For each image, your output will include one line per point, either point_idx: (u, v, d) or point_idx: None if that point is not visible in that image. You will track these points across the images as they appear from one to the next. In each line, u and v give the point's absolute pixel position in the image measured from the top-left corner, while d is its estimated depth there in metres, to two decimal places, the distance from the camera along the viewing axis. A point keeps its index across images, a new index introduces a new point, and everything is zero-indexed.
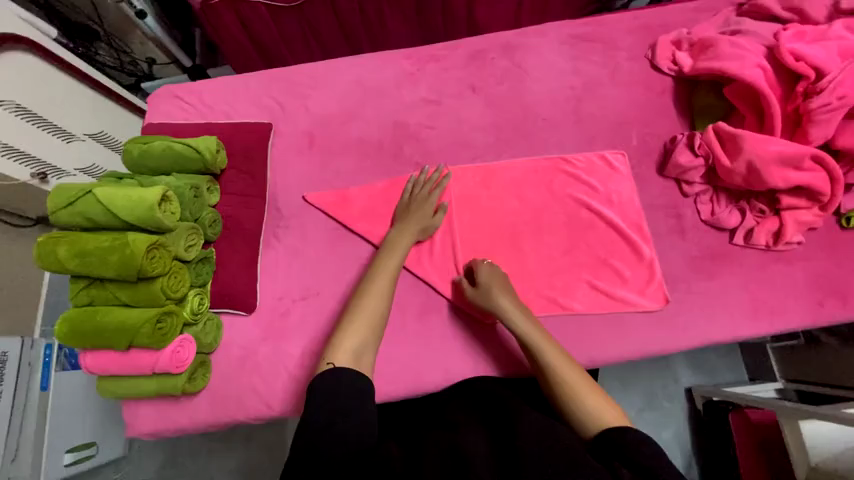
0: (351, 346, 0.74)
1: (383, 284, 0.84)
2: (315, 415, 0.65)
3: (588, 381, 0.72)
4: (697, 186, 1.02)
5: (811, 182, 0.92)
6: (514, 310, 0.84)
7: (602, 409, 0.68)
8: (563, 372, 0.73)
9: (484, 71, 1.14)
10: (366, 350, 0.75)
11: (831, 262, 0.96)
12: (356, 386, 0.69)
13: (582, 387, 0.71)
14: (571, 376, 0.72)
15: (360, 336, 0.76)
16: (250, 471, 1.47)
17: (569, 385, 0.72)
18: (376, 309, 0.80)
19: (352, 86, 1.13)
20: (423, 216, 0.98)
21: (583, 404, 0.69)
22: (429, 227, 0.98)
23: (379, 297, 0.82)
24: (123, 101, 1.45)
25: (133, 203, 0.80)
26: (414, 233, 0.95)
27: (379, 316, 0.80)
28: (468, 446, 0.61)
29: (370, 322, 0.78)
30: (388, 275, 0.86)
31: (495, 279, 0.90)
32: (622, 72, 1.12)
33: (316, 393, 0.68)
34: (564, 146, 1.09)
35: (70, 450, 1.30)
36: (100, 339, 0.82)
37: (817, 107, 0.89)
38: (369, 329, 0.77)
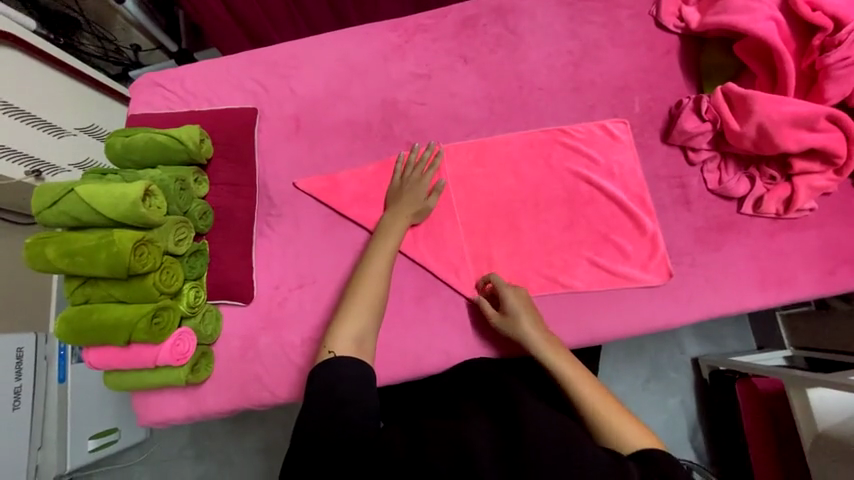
0: (351, 334, 0.73)
1: (379, 269, 0.82)
2: (317, 401, 0.65)
3: (617, 405, 0.68)
4: (703, 153, 0.97)
5: (825, 145, 0.86)
6: (538, 334, 0.80)
7: (630, 429, 0.65)
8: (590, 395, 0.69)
9: (476, 39, 1.07)
10: (367, 336, 0.74)
11: (845, 227, 0.92)
12: (358, 373, 0.68)
13: (611, 411, 0.67)
14: (599, 399, 0.69)
15: (361, 323, 0.75)
16: (265, 449, 1.52)
17: (595, 405, 0.68)
18: (374, 294, 0.79)
19: (337, 63, 1.08)
20: (417, 199, 0.95)
21: (613, 427, 0.65)
22: (424, 209, 0.95)
23: (375, 282, 0.80)
24: (109, 91, 1.40)
25: (116, 200, 0.78)
26: (408, 217, 0.93)
27: (378, 301, 0.78)
28: (472, 436, 0.59)
29: (368, 310, 0.76)
30: (384, 260, 0.84)
31: (518, 300, 0.86)
32: (623, 33, 1.04)
33: (316, 380, 0.67)
34: (562, 117, 1.03)
35: (93, 436, 1.35)
36: (99, 336, 0.83)
37: (835, 61, 0.82)
38: (368, 316, 0.76)
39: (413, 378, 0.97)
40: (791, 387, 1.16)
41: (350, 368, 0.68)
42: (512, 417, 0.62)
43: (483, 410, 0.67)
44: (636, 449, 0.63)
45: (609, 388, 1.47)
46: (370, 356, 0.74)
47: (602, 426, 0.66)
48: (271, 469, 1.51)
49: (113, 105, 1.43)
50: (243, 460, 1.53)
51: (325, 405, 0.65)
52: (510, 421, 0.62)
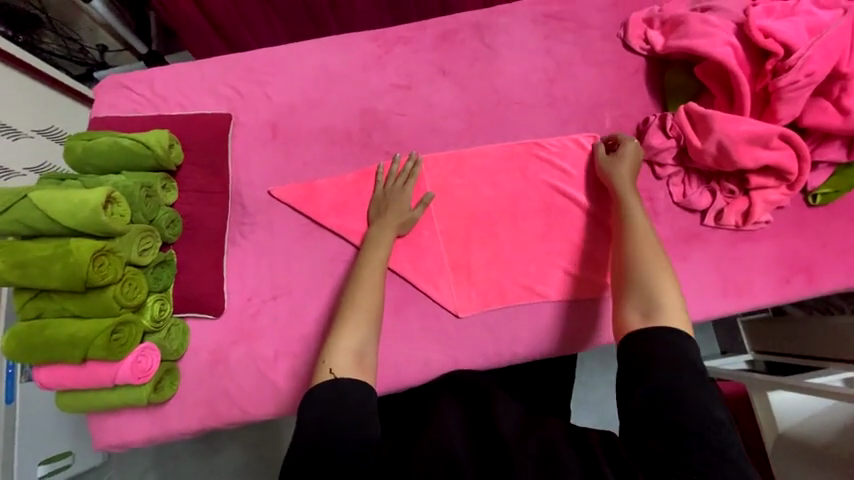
0: (349, 348, 0.71)
1: (371, 278, 0.81)
2: (307, 437, 0.62)
3: (672, 283, 0.71)
4: (669, 168, 1.01)
5: (779, 161, 0.92)
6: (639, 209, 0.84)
7: (675, 310, 0.67)
8: (646, 261, 0.73)
9: (454, 52, 1.09)
10: (368, 349, 0.72)
11: (797, 239, 0.98)
12: (355, 400, 0.65)
13: (667, 286, 0.70)
14: (652, 267, 0.73)
15: (356, 337, 0.72)
16: (235, 468, 1.45)
17: (655, 274, 0.71)
18: (370, 304, 0.77)
19: (316, 72, 1.07)
20: (403, 209, 0.95)
21: (656, 296, 0.69)
22: (409, 220, 0.95)
23: (367, 293, 0.79)
24: (66, 89, 1.33)
25: (75, 207, 0.73)
26: (395, 228, 0.92)
27: (374, 310, 0.77)
28: (452, 443, 0.63)
29: (362, 322, 0.74)
30: (376, 271, 0.83)
31: (629, 168, 0.92)
32: (594, 51, 1.09)
33: (305, 413, 0.64)
34: (538, 130, 1.06)
35: (45, 461, 1.23)
36: (52, 354, 0.76)
37: (786, 84, 0.88)
38: (366, 328, 0.73)
39: (394, 392, 0.95)
40: (755, 393, 1.25)
41: (349, 387, 0.66)
42: (491, 434, 0.64)
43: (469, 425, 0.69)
44: (638, 329, 0.67)
45: (585, 396, 1.47)
46: (373, 369, 0.71)
47: (642, 286, 0.71)
48: None
49: (74, 106, 1.37)
50: None
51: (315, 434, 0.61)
52: (490, 436, 0.64)
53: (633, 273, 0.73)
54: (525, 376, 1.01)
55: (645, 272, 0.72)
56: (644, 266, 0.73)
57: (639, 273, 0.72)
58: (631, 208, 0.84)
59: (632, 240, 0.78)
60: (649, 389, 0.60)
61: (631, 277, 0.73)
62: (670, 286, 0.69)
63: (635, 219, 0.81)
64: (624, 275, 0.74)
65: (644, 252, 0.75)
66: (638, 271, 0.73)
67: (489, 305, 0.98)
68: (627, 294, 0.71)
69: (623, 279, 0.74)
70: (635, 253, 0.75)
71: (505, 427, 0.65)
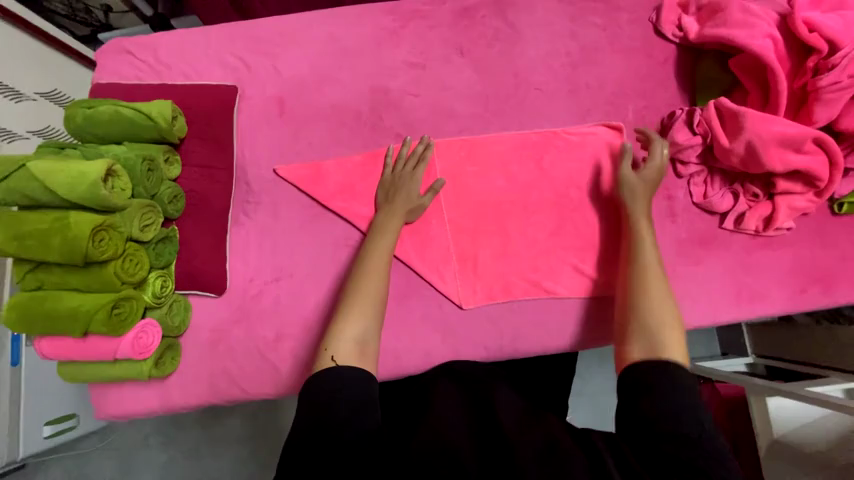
0: (351, 338, 0.70)
1: (376, 265, 0.80)
2: (311, 416, 0.62)
3: (673, 316, 0.69)
4: (692, 166, 0.97)
5: (810, 166, 0.88)
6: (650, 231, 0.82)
7: (674, 344, 0.66)
8: (650, 294, 0.73)
9: (474, 31, 1.03)
10: (369, 339, 0.71)
11: (818, 248, 0.95)
12: (360, 385, 0.65)
13: (667, 319, 0.69)
14: (655, 300, 0.72)
15: (359, 327, 0.71)
16: (235, 439, 1.48)
17: (655, 307, 0.70)
18: (375, 294, 0.76)
19: (327, 45, 1.02)
20: (412, 196, 0.91)
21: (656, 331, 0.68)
22: (417, 207, 0.92)
23: (372, 280, 0.78)
24: (69, 50, 1.28)
25: (74, 180, 0.71)
26: (403, 215, 0.90)
27: (378, 300, 0.76)
28: (459, 445, 0.59)
29: (367, 312, 0.73)
30: (382, 257, 0.81)
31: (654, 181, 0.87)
32: (622, 37, 1.03)
33: (309, 392, 0.64)
34: (556, 120, 1.01)
35: (49, 422, 1.27)
36: (52, 327, 0.76)
37: (826, 85, 0.83)
38: (369, 317, 0.73)
39: (393, 378, 0.95)
40: (753, 396, 1.22)
41: (350, 375, 0.65)
42: (492, 424, 0.63)
43: (472, 419, 0.66)
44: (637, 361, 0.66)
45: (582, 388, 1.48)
46: (373, 359, 0.71)
47: (643, 323, 0.70)
48: (240, 459, 1.47)
49: (77, 69, 1.32)
50: (211, 450, 1.48)
51: (316, 415, 0.62)
52: (492, 431, 0.62)
53: (637, 306, 0.72)
54: (527, 370, 1.00)
55: (648, 306, 0.71)
56: (647, 301, 0.72)
57: (641, 306, 0.71)
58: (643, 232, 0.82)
59: (639, 270, 0.77)
60: (659, 402, 0.59)
61: (635, 311, 0.72)
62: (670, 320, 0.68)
63: (643, 245, 0.80)
64: (628, 307, 0.73)
65: (649, 283, 0.74)
66: (642, 305, 0.72)
67: (495, 298, 0.96)
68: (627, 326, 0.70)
69: (628, 313, 0.72)
70: (640, 284, 0.75)
71: (507, 421, 0.63)
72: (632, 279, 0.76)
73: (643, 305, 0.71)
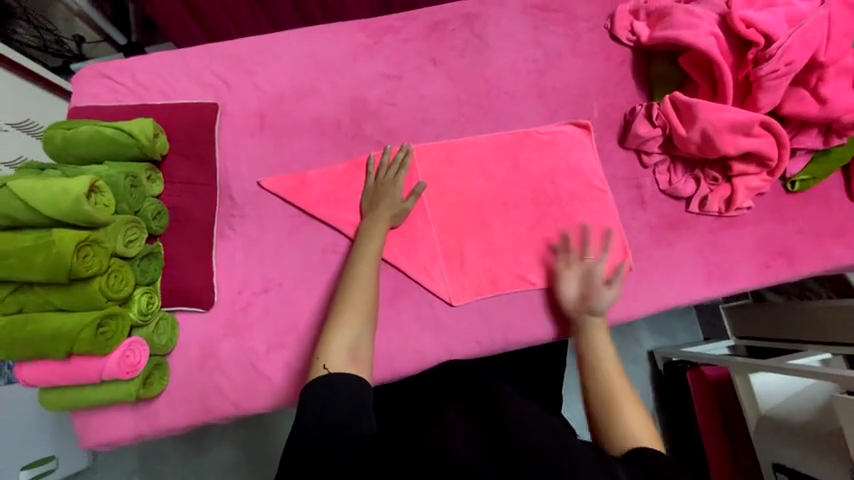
0: (344, 345, 0.70)
1: (364, 268, 0.82)
2: (306, 433, 0.61)
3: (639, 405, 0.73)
4: (655, 156, 1.04)
5: (759, 148, 0.95)
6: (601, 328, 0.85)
7: (638, 430, 0.70)
8: (616, 389, 0.74)
9: (444, 42, 1.09)
10: (361, 345, 0.72)
11: (777, 224, 1.02)
12: (356, 392, 0.64)
13: (625, 408, 0.72)
14: (619, 395, 0.73)
15: (352, 332, 0.72)
16: (226, 467, 1.43)
17: (613, 395, 0.74)
18: (365, 295, 0.78)
19: (305, 61, 1.06)
20: (394, 200, 0.94)
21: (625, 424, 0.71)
22: (401, 211, 0.95)
23: (359, 283, 0.80)
24: (40, 80, 1.28)
25: (57, 196, 0.71)
26: (387, 221, 0.92)
27: (369, 305, 0.77)
28: (453, 442, 0.62)
29: (360, 314, 0.75)
30: (370, 261, 0.84)
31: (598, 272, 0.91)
32: (581, 42, 1.10)
33: (303, 405, 0.63)
34: (528, 120, 1.07)
35: (25, 467, 1.21)
36: (35, 349, 0.74)
37: (767, 73, 0.91)
38: (362, 319, 0.74)
39: (388, 381, 0.95)
40: (737, 375, 1.27)
41: (339, 381, 0.64)
42: (499, 429, 0.64)
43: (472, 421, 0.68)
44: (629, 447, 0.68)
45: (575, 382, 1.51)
46: (367, 361, 0.72)
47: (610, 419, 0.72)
48: None
49: (50, 99, 1.32)
50: None
51: (314, 432, 0.61)
52: (496, 430, 0.64)
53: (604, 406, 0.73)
54: (520, 361, 1.02)
55: (618, 401, 0.73)
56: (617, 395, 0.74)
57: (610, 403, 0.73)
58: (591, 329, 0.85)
59: (594, 368, 0.78)
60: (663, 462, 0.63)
61: (605, 406, 0.73)
62: (633, 411, 0.71)
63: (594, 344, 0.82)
64: (594, 404, 0.74)
65: (611, 379, 0.76)
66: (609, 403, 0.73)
67: (483, 293, 0.99)
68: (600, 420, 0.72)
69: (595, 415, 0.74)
70: (604, 381, 0.76)
71: (515, 427, 0.63)
72: (592, 376, 0.77)
73: (611, 400, 0.73)
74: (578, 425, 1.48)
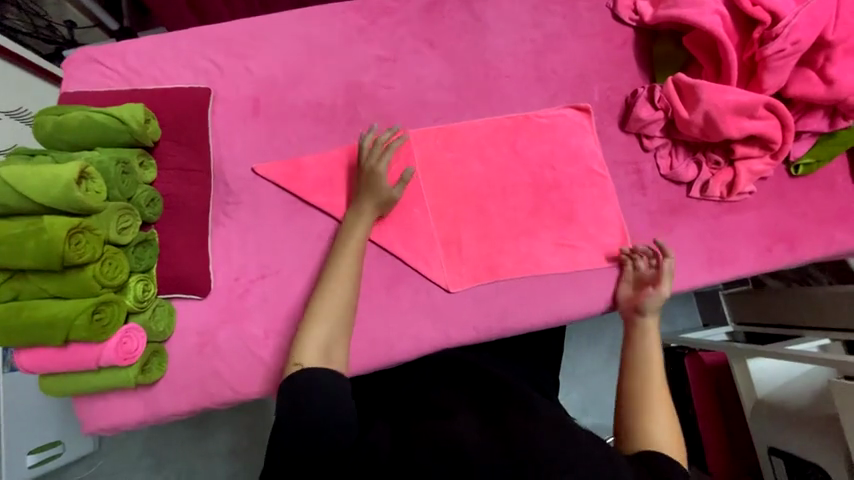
0: (317, 343, 0.70)
1: (345, 262, 0.80)
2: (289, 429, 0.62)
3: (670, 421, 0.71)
4: (656, 140, 1.02)
5: (763, 131, 0.93)
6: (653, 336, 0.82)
7: (664, 438, 0.69)
8: (651, 393, 0.74)
9: (441, 23, 1.06)
10: (335, 343, 0.71)
11: (780, 209, 1.00)
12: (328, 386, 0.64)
13: (659, 412, 0.72)
14: (654, 398, 0.73)
15: (326, 330, 0.72)
16: (230, 451, 1.45)
17: (652, 399, 0.73)
18: (341, 293, 0.76)
19: (298, 44, 1.03)
20: (380, 190, 0.89)
21: (650, 428, 0.70)
22: (388, 200, 0.90)
23: (336, 278, 0.78)
24: (31, 66, 1.25)
25: (47, 183, 0.70)
26: (372, 211, 0.89)
27: (345, 304, 0.75)
28: (463, 434, 0.63)
29: (336, 310, 0.74)
30: (353, 254, 0.82)
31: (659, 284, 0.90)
32: (583, 22, 1.07)
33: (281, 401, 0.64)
34: (528, 104, 1.05)
35: (32, 451, 1.25)
36: (31, 336, 0.74)
37: (773, 53, 0.89)
38: (337, 317, 0.73)
39: (385, 367, 0.96)
40: (736, 360, 1.26)
41: (319, 376, 0.65)
42: (501, 424, 0.66)
43: (473, 411, 0.70)
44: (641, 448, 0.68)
45: (573, 368, 1.53)
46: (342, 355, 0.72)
47: (639, 416, 0.72)
48: (236, 471, 1.44)
49: (42, 85, 1.29)
50: (207, 464, 1.45)
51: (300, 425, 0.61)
52: (495, 417, 0.67)
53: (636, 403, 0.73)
54: (517, 347, 1.02)
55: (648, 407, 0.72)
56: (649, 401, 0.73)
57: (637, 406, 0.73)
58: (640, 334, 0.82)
59: (636, 364, 0.79)
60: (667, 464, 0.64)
61: (638, 401, 0.73)
62: (664, 417, 0.71)
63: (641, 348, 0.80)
64: (627, 398, 0.74)
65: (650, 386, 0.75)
66: (634, 406, 0.73)
67: (480, 280, 0.98)
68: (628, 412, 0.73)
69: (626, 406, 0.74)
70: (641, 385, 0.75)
71: (520, 425, 0.64)
72: (628, 377, 0.77)
73: (645, 399, 0.73)
74: (575, 410, 1.50)
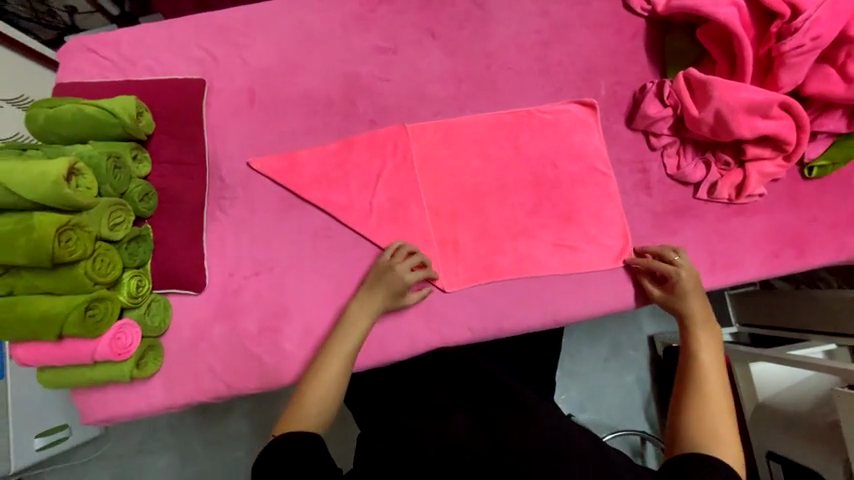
0: (307, 411, 0.73)
1: (343, 348, 0.82)
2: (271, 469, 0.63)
3: (730, 428, 0.68)
4: (664, 138, 0.98)
5: (777, 132, 0.89)
6: (709, 340, 0.78)
7: (725, 445, 0.65)
8: (711, 399, 0.71)
9: (443, 12, 1.02)
10: (323, 410, 0.74)
11: (790, 213, 0.96)
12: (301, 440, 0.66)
13: (720, 420, 0.68)
14: (715, 405, 0.70)
15: (317, 401, 0.75)
16: (231, 439, 1.48)
17: (714, 407, 0.70)
18: (336, 370, 0.79)
19: (295, 33, 1.00)
20: (395, 296, 0.89)
21: (710, 434, 0.67)
22: (398, 305, 0.90)
23: (336, 361, 0.81)
24: (30, 53, 1.22)
25: (35, 179, 0.71)
26: (379, 309, 0.88)
27: (340, 381, 0.79)
28: (454, 428, 0.66)
29: (333, 386, 0.77)
30: (351, 342, 0.83)
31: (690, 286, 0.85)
32: (591, 12, 1.02)
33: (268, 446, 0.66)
34: (530, 99, 1.01)
35: (41, 434, 1.27)
36: (26, 331, 0.75)
37: (790, 49, 0.84)
38: (329, 390, 0.76)
39: (379, 366, 0.95)
40: (738, 364, 1.25)
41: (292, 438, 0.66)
42: (497, 431, 0.65)
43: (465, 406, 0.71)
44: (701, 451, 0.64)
45: (572, 366, 1.52)
46: (320, 426, 0.73)
47: (699, 423, 0.68)
48: (237, 458, 1.47)
49: (41, 72, 1.27)
50: (210, 451, 1.48)
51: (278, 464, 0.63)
52: (489, 417, 0.68)
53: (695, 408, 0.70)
54: (513, 348, 1.01)
55: (706, 412, 0.69)
56: (705, 407, 0.70)
57: (691, 411, 0.69)
58: (695, 338, 0.79)
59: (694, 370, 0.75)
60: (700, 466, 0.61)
61: (697, 408, 0.70)
62: (727, 423, 0.67)
63: (696, 353, 0.77)
64: (687, 405, 0.71)
65: (707, 393, 0.71)
66: (689, 413, 0.70)
67: (478, 280, 0.96)
68: (686, 418, 0.69)
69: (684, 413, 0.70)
70: (698, 392, 0.72)
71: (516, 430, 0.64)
72: (683, 382, 0.74)
73: (705, 405, 0.70)
74: (573, 407, 1.50)
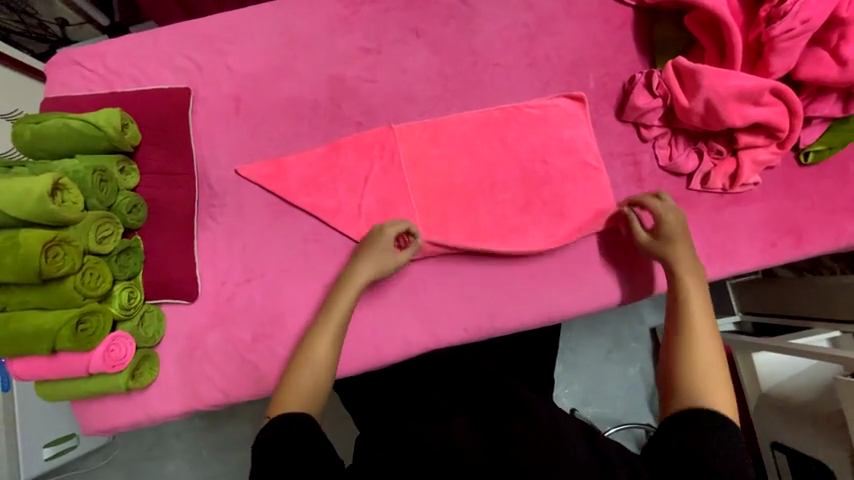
0: (300, 390, 0.71)
1: (333, 320, 0.80)
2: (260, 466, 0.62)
3: (722, 376, 0.66)
4: (655, 130, 0.96)
5: (768, 119, 0.88)
6: (698, 290, 0.76)
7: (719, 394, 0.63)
8: (702, 348, 0.68)
9: (427, 10, 1.01)
10: (319, 389, 0.73)
11: (786, 200, 0.95)
12: (286, 427, 0.64)
13: (712, 368, 0.66)
14: (706, 354, 0.68)
15: (310, 378, 0.73)
16: (237, 442, 1.49)
17: (705, 355, 0.67)
18: (327, 343, 0.77)
19: (278, 37, 0.99)
20: (384, 263, 0.87)
21: (705, 387, 0.64)
22: (388, 268, 0.87)
23: (326, 338, 0.77)
24: (20, 67, 1.23)
25: (20, 196, 0.72)
26: (369, 278, 0.85)
27: (332, 355, 0.76)
28: (453, 433, 0.63)
29: (324, 363, 0.75)
30: (339, 315, 0.80)
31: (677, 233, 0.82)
32: (578, 3, 1.01)
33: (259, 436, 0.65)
34: (518, 94, 1.00)
35: (49, 444, 1.28)
36: (19, 347, 0.76)
37: (780, 33, 0.82)
38: (320, 369, 0.74)
39: (374, 369, 0.95)
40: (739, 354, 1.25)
41: (280, 421, 0.65)
42: (495, 432, 0.64)
43: (465, 411, 0.70)
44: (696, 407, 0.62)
45: (574, 360, 1.51)
46: (314, 406, 0.72)
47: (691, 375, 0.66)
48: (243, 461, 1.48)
49: (31, 85, 1.27)
50: (215, 455, 1.49)
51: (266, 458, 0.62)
52: (490, 423, 0.66)
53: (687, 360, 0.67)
54: (510, 346, 1.00)
55: (699, 365, 0.66)
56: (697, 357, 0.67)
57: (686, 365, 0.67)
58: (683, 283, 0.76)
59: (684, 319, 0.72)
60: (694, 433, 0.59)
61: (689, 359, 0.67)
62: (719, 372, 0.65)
63: (686, 301, 0.74)
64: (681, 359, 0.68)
65: (696, 341, 0.69)
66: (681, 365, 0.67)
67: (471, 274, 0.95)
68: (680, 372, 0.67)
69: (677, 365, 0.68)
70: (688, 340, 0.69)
71: (513, 428, 0.64)
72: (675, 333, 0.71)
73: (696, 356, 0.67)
74: (576, 402, 1.49)
